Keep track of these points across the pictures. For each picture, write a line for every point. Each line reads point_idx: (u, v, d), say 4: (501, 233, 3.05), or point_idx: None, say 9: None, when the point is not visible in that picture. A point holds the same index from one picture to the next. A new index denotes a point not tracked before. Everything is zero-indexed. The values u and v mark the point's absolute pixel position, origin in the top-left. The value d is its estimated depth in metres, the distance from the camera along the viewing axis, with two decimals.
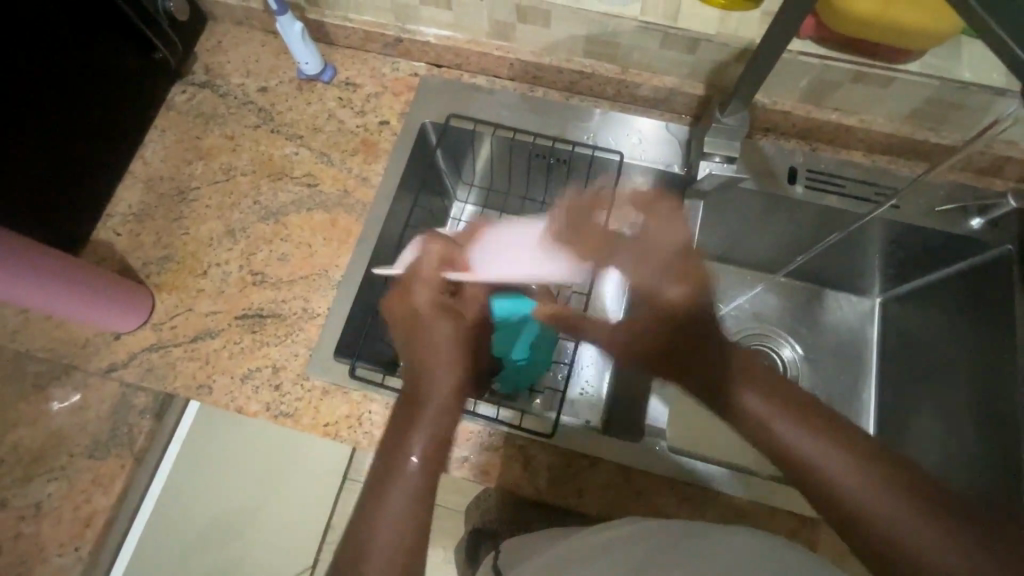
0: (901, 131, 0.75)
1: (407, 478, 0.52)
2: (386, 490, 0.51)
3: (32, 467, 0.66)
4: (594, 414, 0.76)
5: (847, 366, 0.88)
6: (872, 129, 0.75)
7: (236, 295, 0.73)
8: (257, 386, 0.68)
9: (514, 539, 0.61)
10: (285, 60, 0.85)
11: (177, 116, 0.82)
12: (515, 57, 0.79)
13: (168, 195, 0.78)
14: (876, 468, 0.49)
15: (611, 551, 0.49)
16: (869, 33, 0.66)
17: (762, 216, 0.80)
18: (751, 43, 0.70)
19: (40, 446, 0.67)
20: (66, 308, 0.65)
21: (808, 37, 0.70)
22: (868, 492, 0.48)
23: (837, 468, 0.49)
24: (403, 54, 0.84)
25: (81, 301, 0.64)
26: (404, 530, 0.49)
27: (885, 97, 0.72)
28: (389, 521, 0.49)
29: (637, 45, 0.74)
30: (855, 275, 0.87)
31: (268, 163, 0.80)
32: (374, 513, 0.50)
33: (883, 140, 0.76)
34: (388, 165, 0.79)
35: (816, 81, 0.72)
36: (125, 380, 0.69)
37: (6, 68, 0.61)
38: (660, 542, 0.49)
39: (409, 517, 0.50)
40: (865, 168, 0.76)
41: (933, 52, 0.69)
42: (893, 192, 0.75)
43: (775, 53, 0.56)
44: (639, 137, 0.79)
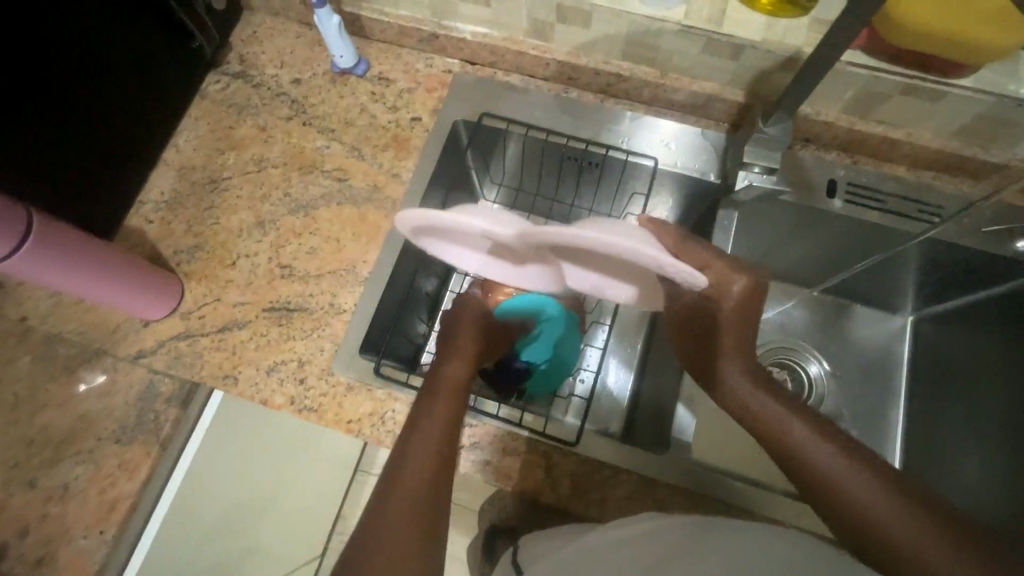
0: (948, 147, 0.72)
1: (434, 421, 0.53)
2: (421, 429, 0.53)
3: (61, 449, 0.67)
4: (614, 420, 0.78)
5: (876, 386, 0.86)
6: (918, 144, 0.72)
7: (264, 287, 0.73)
8: (282, 379, 0.69)
9: (531, 533, 0.61)
10: (319, 52, 0.84)
11: (211, 105, 0.83)
12: (552, 57, 0.78)
13: (200, 184, 0.79)
14: (863, 466, 0.51)
15: (623, 551, 0.49)
16: (926, 47, 0.63)
17: (797, 229, 0.78)
18: (799, 51, 0.68)
19: (68, 429, 0.68)
20: (99, 294, 0.65)
21: (858, 48, 0.68)
22: (859, 483, 0.50)
23: (830, 464, 0.51)
24: (438, 50, 0.83)
25: (117, 286, 0.65)
26: (440, 466, 0.50)
27: (934, 111, 0.69)
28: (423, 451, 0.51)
29: (678, 49, 0.72)
30: (889, 292, 0.85)
31: (300, 155, 0.80)
32: (394, 487, 0.48)
33: (929, 156, 0.73)
34: (419, 162, 0.79)
35: (863, 92, 0.70)
36: (153, 367, 0.70)
37: (48, 53, 0.61)
38: (678, 545, 0.47)
39: (433, 467, 0.50)
40: (908, 185, 0.74)
41: (989, 67, 0.66)
42: (937, 210, 0.73)
43: (828, 63, 0.54)
44: (673, 143, 0.77)
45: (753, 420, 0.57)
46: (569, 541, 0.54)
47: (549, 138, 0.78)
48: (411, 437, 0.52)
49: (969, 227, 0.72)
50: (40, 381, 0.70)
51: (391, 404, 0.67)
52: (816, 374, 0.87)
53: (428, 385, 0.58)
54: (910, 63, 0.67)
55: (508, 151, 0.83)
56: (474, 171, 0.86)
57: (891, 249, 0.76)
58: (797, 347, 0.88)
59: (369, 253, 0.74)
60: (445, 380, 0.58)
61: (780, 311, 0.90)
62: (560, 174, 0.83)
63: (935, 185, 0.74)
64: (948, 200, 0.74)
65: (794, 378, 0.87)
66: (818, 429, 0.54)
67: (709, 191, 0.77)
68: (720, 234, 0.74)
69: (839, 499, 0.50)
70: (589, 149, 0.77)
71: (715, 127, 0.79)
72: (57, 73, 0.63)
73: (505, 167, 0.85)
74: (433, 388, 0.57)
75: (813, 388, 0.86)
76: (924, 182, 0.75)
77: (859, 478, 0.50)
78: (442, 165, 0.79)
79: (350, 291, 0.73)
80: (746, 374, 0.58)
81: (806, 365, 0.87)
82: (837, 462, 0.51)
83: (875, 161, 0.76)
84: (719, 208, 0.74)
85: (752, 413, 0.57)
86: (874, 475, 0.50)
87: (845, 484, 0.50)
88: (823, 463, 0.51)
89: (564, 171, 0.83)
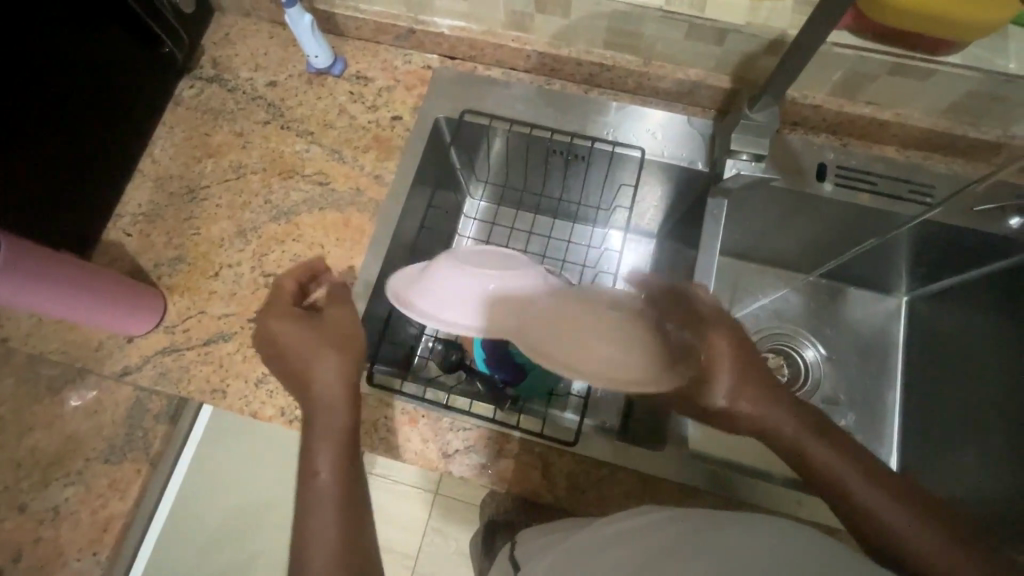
0: (938, 126, 0.71)
1: (324, 490, 0.54)
2: (312, 476, 0.55)
3: (50, 471, 0.66)
4: (612, 413, 0.78)
5: (872, 368, 0.86)
6: (908, 124, 0.71)
7: (249, 297, 0.72)
8: (271, 391, 0.68)
9: (528, 529, 0.61)
10: (294, 53, 0.82)
11: (186, 112, 0.81)
12: (532, 49, 0.76)
13: (178, 194, 0.77)
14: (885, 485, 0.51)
15: (618, 544, 0.49)
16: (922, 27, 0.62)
17: (788, 214, 0.77)
18: (784, 33, 0.66)
19: (59, 449, 0.67)
20: (90, 314, 0.64)
21: (846, 27, 0.66)
22: (881, 505, 0.49)
23: (858, 485, 0.51)
24: (416, 46, 0.81)
25: (106, 304, 0.64)
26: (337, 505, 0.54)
27: (923, 90, 0.68)
28: (328, 523, 0.52)
29: (661, 36, 0.71)
30: (883, 273, 0.84)
31: (279, 160, 0.78)
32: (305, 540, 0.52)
33: (919, 135, 0.72)
34: (401, 162, 0.77)
35: (851, 73, 0.68)
36: (140, 384, 0.69)
37: (15, 69, 0.59)
38: (671, 536, 0.47)
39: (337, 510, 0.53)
40: (899, 164, 0.73)
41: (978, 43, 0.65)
42: (930, 188, 0.72)
43: (813, 46, 0.53)
44: (661, 132, 0.76)
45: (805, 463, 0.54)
46: (566, 540, 0.54)
47: (534, 132, 0.76)
48: (307, 511, 0.53)
49: (962, 207, 0.71)
50: (26, 403, 0.68)
51: (384, 411, 0.66)
52: (812, 359, 0.87)
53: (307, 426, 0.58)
54: (897, 42, 0.65)
55: (492, 147, 0.81)
56: (459, 169, 0.85)
57: (883, 229, 0.76)
58: (792, 333, 0.88)
59: (354, 258, 0.73)
60: (323, 436, 0.57)
61: (774, 297, 0.89)
62: (546, 169, 0.82)
63: (926, 165, 0.73)
64: (939, 179, 0.72)
65: (791, 364, 0.86)
66: (865, 469, 0.52)
67: (698, 180, 0.76)
68: (710, 224, 0.73)
69: (892, 547, 0.48)
70: (574, 142, 0.76)
71: (701, 114, 0.77)
72: (24, 86, 0.61)
73: (490, 164, 0.84)
74: (313, 427, 0.57)
75: (810, 374, 0.86)
76: (915, 162, 0.73)
77: (914, 522, 0.48)
78: (425, 165, 0.78)
79: None
80: (793, 417, 0.55)
81: (802, 350, 0.87)
82: (887, 507, 0.49)
83: (865, 142, 0.75)
84: (710, 197, 0.73)
85: (792, 449, 0.55)
86: (922, 517, 0.48)
87: (898, 530, 0.48)
88: (877, 508, 0.49)
89: (551, 165, 0.81)
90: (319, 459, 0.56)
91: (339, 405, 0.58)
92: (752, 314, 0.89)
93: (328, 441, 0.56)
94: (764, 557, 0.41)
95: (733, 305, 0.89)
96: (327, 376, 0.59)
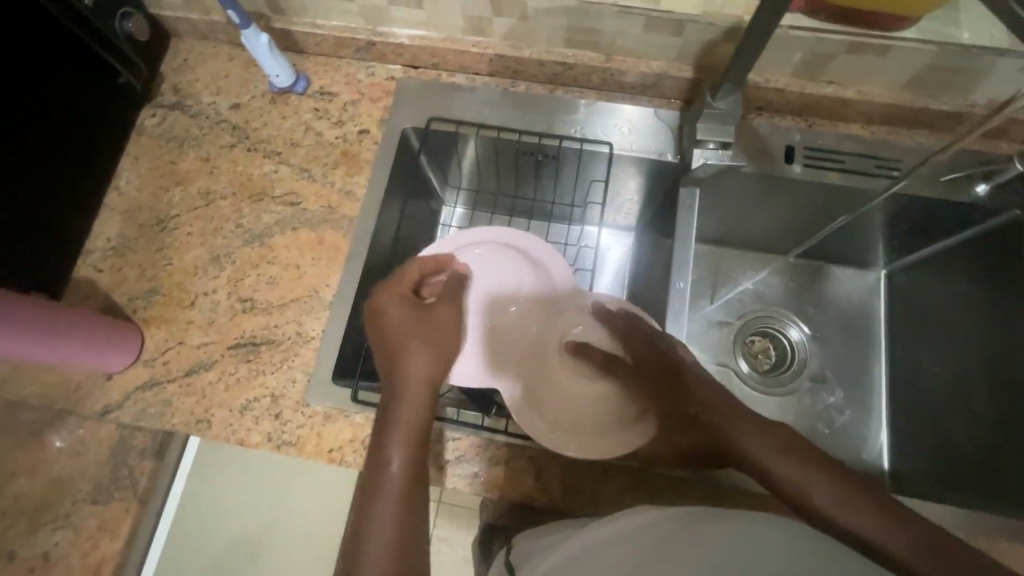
0: (900, 100, 0.72)
1: (392, 482, 0.51)
2: (382, 464, 0.52)
3: (37, 516, 0.65)
4: None
5: (856, 344, 0.86)
6: (871, 101, 0.72)
7: (227, 324, 0.71)
8: (256, 417, 0.67)
9: (524, 533, 0.60)
10: (255, 73, 0.81)
11: (149, 141, 0.80)
12: (493, 52, 0.76)
13: (147, 226, 0.76)
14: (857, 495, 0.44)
15: (613, 545, 0.49)
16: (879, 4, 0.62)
17: (761, 198, 0.77)
18: (740, 21, 0.67)
19: (46, 494, 0.66)
20: (83, 357, 0.64)
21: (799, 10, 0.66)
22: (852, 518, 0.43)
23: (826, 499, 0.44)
24: (377, 58, 0.80)
25: (95, 346, 0.64)
26: (404, 497, 0.50)
27: (883, 66, 0.69)
28: (387, 518, 0.48)
29: (620, 31, 0.71)
30: (860, 248, 0.85)
31: (248, 183, 0.77)
32: (363, 527, 0.48)
33: (882, 111, 0.73)
34: (371, 175, 0.76)
35: (810, 54, 0.69)
36: (122, 421, 0.68)
37: None
38: (665, 534, 0.47)
39: (401, 505, 0.49)
40: (865, 141, 0.74)
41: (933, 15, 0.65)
42: (895, 163, 0.73)
43: (767, 31, 0.53)
44: (629, 127, 0.76)
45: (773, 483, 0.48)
46: (561, 541, 0.54)
47: (502, 136, 0.76)
48: (371, 499, 0.50)
49: (927, 179, 0.72)
50: (9, 449, 0.67)
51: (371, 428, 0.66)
52: (796, 339, 0.88)
53: (383, 413, 0.56)
54: (854, 22, 0.65)
55: (463, 154, 0.81)
56: (432, 177, 0.84)
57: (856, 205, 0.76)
58: (775, 314, 0.89)
59: (331, 276, 0.73)
60: (400, 427, 0.54)
61: (755, 281, 0.90)
62: (518, 171, 0.82)
63: (890, 139, 0.74)
64: (904, 152, 0.73)
65: (777, 346, 0.87)
66: (833, 477, 0.46)
67: (670, 171, 0.76)
68: (684, 213, 0.73)
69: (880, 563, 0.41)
70: (542, 142, 0.76)
71: (667, 105, 0.78)
72: None
73: (462, 171, 0.84)
74: (391, 417, 0.55)
75: (796, 354, 0.87)
76: (880, 137, 0.74)
77: (894, 531, 0.41)
78: (396, 176, 0.77)
79: (316, 317, 0.71)
80: (760, 435, 0.51)
81: (787, 331, 0.88)
82: (864, 520, 0.42)
83: (830, 121, 0.75)
84: (681, 187, 0.74)
85: (762, 471, 0.50)
86: (902, 526, 0.41)
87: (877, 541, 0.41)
88: (850, 520, 0.43)
89: (522, 167, 0.81)
90: (392, 448, 0.53)
91: (425, 401, 0.57)
92: (736, 299, 0.89)
93: (405, 434, 0.54)
94: (753, 549, 0.42)
95: (716, 292, 0.89)
96: (420, 368, 0.58)
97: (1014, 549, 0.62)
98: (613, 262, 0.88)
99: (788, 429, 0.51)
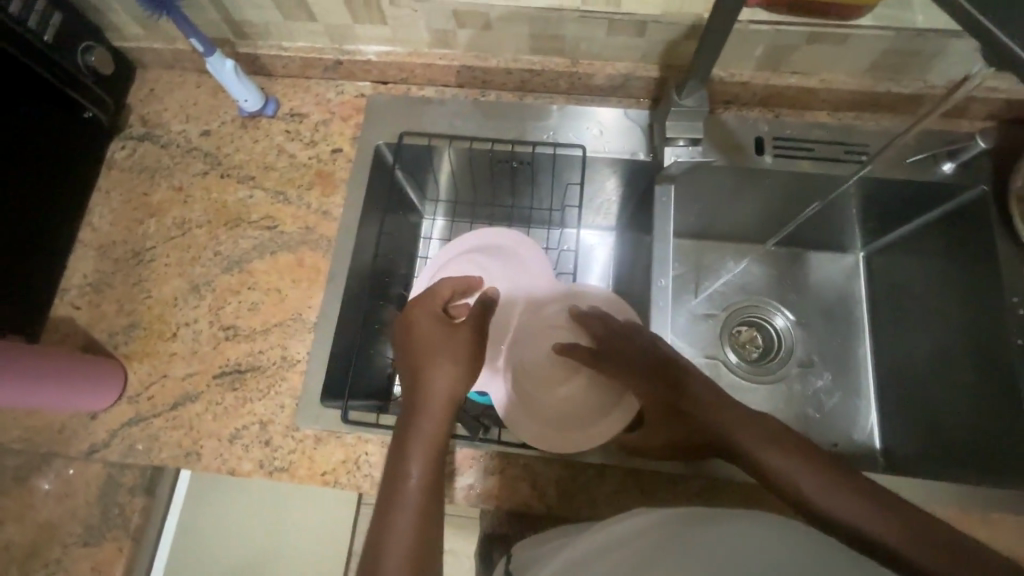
0: (863, 86, 0.73)
1: (413, 494, 0.51)
2: (404, 476, 0.52)
3: (28, 563, 0.64)
4: None
5: (841, 327, 0.87)
6: (834, 88, 0.73)
7: (211, 353, 0.70)
8: (246, 445, 0.66)
9: (523, 542, 0.60)
10: (224, 99, 0.81)
11: (121, 174, 0.79)
12: (461, 64, 0.77)
13: (123, 259, 0.75)
14: (843, 486, 0.47)
15: (609, 551, 0.49)
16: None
17: (735, 190, 0.78)
18: (700, 18, 0.68)
19: (35, 541, 0.65)
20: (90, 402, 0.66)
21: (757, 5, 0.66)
22: (837, 507, 0.46)
23: (812, 487, 0.48)
24: (346, 76, 0.80)
25: (100, 385, 0.66)
26: (424, 508, 0.51)
27: (843, 53, 0.70)
28: (407, 530, 0.49)
29: (584, 35, 0.71)
30: (836, 233, 0.86)
31: (223, 210, 0.77)
32: (384, 537, 0.48)
33: (847, 97, 0.74)
34: (347, 194, 0.76)
35: (772, 47, 0.70)
36: (110, 460, 0.67)
37: None
38: (659, 537, 0.47)
39: (421, 517, 0.50)
40: (832, 128, 0.75)
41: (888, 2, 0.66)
42: (863, 148, 0.74)
43: (726, 28, 0.54)
44: (600, 128, 0.76)
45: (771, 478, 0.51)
46: (559, 547, 0.54)
47: (476, 146, 0.77)
48: (390, 510, 0.50)
49: (893, 163, 0.73)
50: None
51: (363, 447, 0.65)
52: (782, 327, 0.88)
53: (403, 425, 0.55)
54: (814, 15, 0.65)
55: (438, 166, 0.81)
56: (409, 191, 0.84)
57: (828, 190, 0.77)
58: (759, 303, 0.89)
59: (313, 297, 0.72)
60: (422, 439, 0.54)
61: (737, 272, 0.90)
62: (494, 179, 0.82)
63: (856, 124, 0.75)
64: (870, 137, 0.75)
65: (763, 335, 0.88)
66: (832, 474, 0.48)
67: (644, 170, 0.77)
68: (661, 211, 0.74)
69: (874, 556, 0.44)
70: (516, 149, 0.76)
71: (637, 105, 0.78)
72: None
73: (439, 183, 0.84)
74: (413, 429, 0.55)
75: (782, 341, 0.87)
76: (846, 124, 0.75)
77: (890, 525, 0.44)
78: (372, 193, 0.77)
79: (300, 340, 0.71)
80: (748, 427, 0.54)
81: (772, 320, 0.88)
82: (849, 509, 0.46)
83: (797, 111, 0.77)
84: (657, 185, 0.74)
85: (751, 461, 0.52)
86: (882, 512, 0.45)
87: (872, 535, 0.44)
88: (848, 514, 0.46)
89: (498, 175, 0.81)
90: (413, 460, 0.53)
91: (448, 417, 0.56)
92: (719, 292, 0.90)
93: (426, 445, 0.54)
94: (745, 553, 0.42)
95: (699, 285, 0.90)
96: (442, 380, 0.57)
97: (1004, 518, 0.63)
98: (597, 262, 0.89)
99: (774, 422, 0.54)
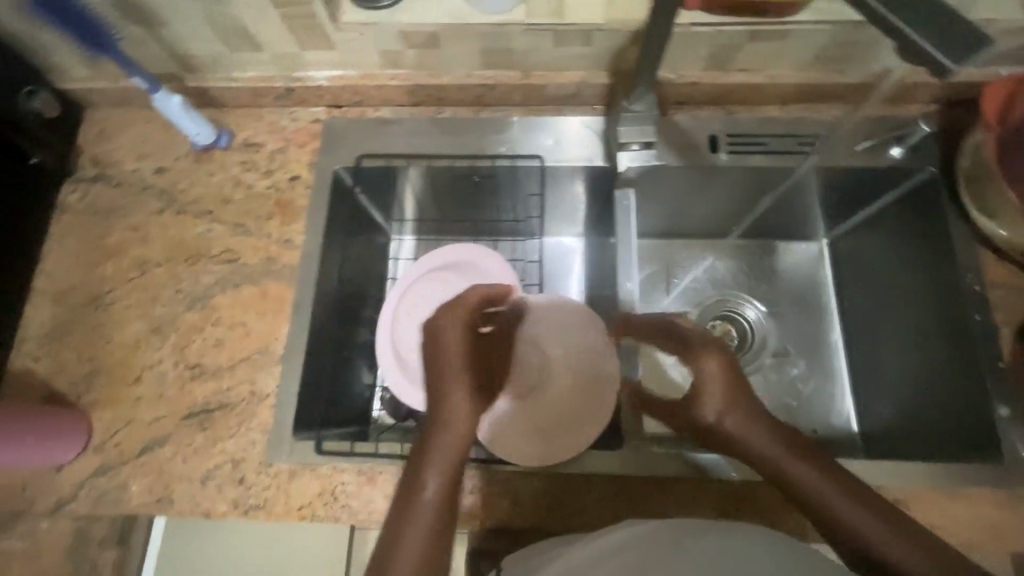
0: (808, 79, 0.75)
1: (427, 508, 0.51)
2: (418, 489, 0.51)
3: None
4: None
5: (811, 315, 0.88)
6: (780, 83, 0.75)
7: (178, 394, 0.69)
8: (219, 485, 0.65)
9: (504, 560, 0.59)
10: (176, 134, 0.80)
11: (73, 217, 0.77)
12: (414, 83, 0.77)
13: (81, 305, 0.73)
14: (872, 509, 0.49)
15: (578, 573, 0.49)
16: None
17: (695, 189, 0.79)
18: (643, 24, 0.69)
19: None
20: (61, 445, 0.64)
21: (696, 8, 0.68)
22: (862, 524, 0.49)
23: (844, 507, 0.50)
24: (299, 103, 0.80)
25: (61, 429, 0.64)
26: (438, 522, 0.51)
27: (784, 49, 0.72)
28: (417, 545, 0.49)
29: (533, 47, 0.72)
30: (799, 223, 0.87)
31: (183, 246, 0.75)
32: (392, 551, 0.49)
33: (794, 91, 0.76)
34: (309, 221, 0.76)
35: (716, 47, 0.71)
36: (78, 512, 0.65)
37: None
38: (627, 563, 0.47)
39: (433, 532, 0.50)
40: (783, 122, 0.77)
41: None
42: (813, 138, 0.76)
43: (665, 32, 0.55)
44: (557, 138, 0.77)
45: (786, 482, 0.52)
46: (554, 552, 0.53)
47: (436, 165, 0.77)
48: (403, 520, 0.50)
49: (843, 150, 0.75)
50: None
51: (340, 477, 0.65)
52: (754, 319, 0.88)
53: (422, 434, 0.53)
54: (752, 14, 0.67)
55: (399, 186, 0.80)
56: (373, 213, 0.82)
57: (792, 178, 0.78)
58: (729, 297, 0.89)
59: (280, 328, 0.71)
60: (439, 452, 0.52)
61: (705, 268, 0.91)
62: (456, 195, 0.82)
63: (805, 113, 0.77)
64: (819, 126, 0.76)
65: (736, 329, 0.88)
66: (852, 492, 0.50)
67: (603, 176, 0.77)
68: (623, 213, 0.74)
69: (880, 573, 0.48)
70: (475, 164, 0.76)
71: (592, 112, 0.79)
72: None
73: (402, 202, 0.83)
74: (431, 442, 0.53)
75: (755, 334, 0.87)
76: (797, 114, 0.77)
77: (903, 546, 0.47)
78: (334, 218, 0.77)
79: (269, 373, 0.69)
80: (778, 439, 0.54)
81: (743, 313, 0.89)
82: (875, 531, 0.48)
83: (748, 104, 0.78)
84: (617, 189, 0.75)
85: (778, 471, 0.53)
86: (905, 538, 0.48)
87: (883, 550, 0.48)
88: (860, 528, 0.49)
89: (459, 190, 0.81)
90: (429, 473, 0.52)
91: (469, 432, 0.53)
92: (690, 289, 0.90)
93: (444, 459, 0.52)
94: None
95: (670, 283, 0.90)
96: (461, 399, 0.53)
97: (977, 491, 0.65)
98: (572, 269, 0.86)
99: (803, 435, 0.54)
